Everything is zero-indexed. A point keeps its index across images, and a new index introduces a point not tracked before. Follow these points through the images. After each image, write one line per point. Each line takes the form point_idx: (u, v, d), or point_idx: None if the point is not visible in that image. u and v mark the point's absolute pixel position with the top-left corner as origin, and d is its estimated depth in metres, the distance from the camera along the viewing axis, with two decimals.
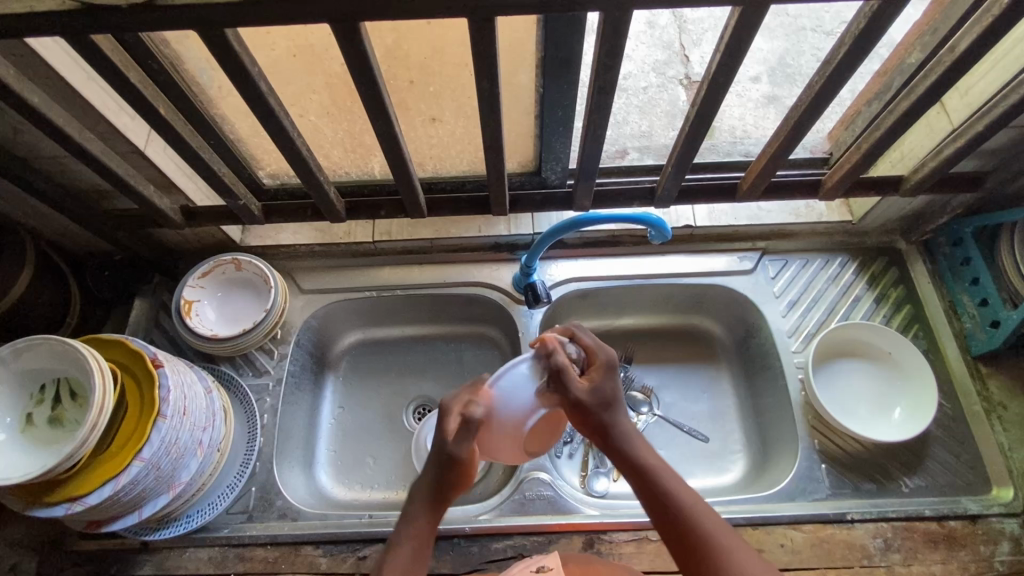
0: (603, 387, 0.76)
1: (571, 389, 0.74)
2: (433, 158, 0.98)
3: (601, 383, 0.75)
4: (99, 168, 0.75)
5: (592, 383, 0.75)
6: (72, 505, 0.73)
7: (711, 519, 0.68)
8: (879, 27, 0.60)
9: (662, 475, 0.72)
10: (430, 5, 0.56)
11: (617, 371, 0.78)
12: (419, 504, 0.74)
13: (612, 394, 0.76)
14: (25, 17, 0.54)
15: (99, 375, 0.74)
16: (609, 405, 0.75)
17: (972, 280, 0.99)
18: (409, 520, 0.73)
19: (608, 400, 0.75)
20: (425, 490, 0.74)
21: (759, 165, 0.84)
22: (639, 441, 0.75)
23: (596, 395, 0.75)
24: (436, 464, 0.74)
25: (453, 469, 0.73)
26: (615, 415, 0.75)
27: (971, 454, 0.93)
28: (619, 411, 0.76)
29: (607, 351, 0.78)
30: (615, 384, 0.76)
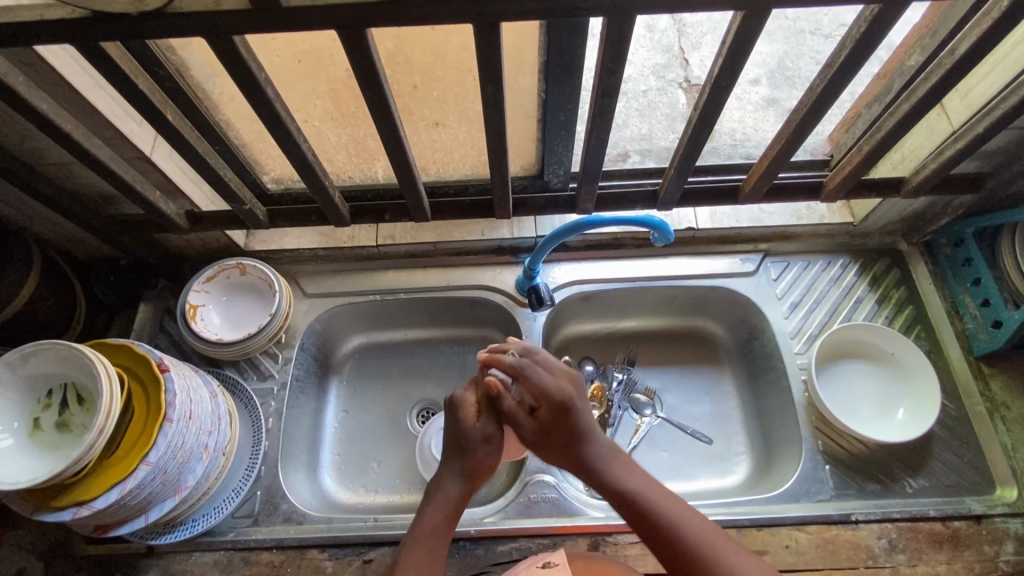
0: (557, 430, 0.75)
1: (522, 433, 0.77)
2: (436, 162, 0.99)
3: (550, 425, 0.75)
4: (106, 174, 0.75)
5: (543, 426, 0.76)
6: (78, 509, 0.73)
7: (703, 527, 0.70)
8: (880, 30, 0.60)
9: (646, 495, 0.72)
10: (436, 12, 0.56)
11: (574, 409, 0.75)
12: (438, 495, 0.75)
13: (568, 433, 0.75)
14: (35, 25, 0.55)
15: (106, 379, 0.74)
16: (573, 442, 0.75)
17: (974, 280, 0.99)
18: (429, 509, 0.74)
19: (567, 438, 0.75)
20: (446, 479, 0.76)
21: (761, 168, 0.85)
22: (614, 466, 0.75)
23: (550, 437, 0.76)
24: (457, 450, 0.77)
25: (474, 454, 0.76)
26: (583, 449, 0.75)
27: (975, 455, 0.93)
28: (588, 442, 0.75)
29: (557, 395, 0.75)
30: (569, 424, 0.75)
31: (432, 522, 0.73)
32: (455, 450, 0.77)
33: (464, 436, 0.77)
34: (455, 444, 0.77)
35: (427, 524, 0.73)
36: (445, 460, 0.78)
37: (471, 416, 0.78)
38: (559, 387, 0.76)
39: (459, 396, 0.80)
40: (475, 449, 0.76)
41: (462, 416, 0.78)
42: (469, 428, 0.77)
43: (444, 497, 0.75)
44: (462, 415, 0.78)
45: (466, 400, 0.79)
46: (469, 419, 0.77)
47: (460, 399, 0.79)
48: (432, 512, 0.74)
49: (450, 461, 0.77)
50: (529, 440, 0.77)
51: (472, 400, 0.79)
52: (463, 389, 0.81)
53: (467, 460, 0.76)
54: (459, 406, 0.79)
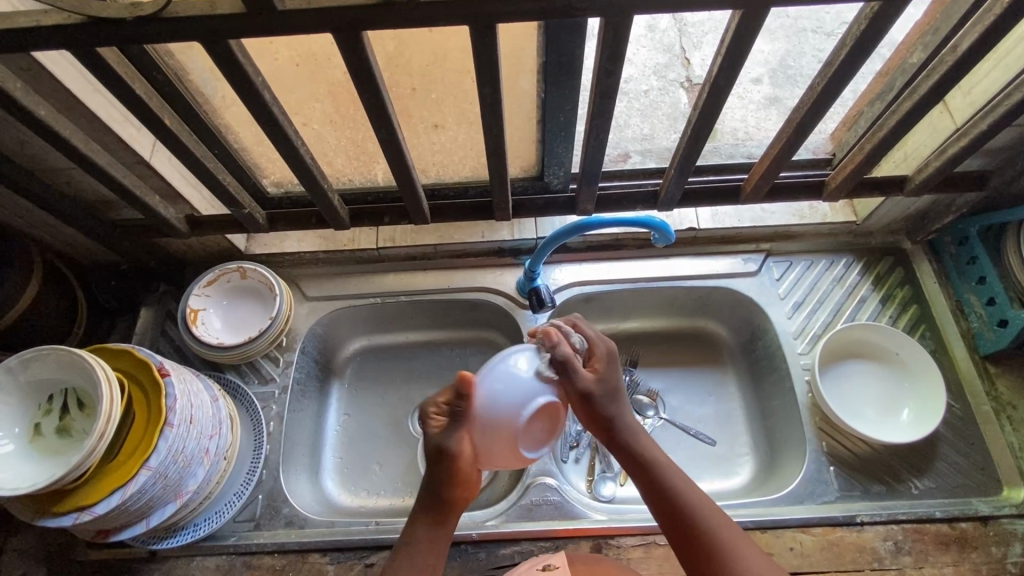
0: (607, 380, 0.76)
1: (579, 381, 0.74)
2: (436, 164, 0.98)
3: (608, 374, 0.76)
4: (106, 179, 0.75)
5: (598, 375, 0.76)
6: (80, 514, 0.73)
7: (717, 512, 0.70)
8: (881, 27, 0.59)
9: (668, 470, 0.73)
10: (431, 14, 0.55)
11: (618, 364, 0.78)
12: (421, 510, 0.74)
13: (615, 385, 0.77)
14: (29, 32, 0.54)
15: (106, 383, 0.74)
16: (614, 397, 0.76)
17: (979, 279, 0.98)
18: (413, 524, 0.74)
19: (615, 394, 0.76)
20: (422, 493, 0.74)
21: (762, 168, 0.84)
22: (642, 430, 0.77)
23: (603, 387, 0.75)
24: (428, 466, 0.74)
25: (443, 470, 0.73)
26: (620, 407, 0.76)
27: (982, 455, 0.92)
28: (624, 404, 0.77)
29: (607, 347, 0.78)
30: (616, 377, 0.77)
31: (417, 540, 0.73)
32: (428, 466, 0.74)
33: (431, 452, 0.73)
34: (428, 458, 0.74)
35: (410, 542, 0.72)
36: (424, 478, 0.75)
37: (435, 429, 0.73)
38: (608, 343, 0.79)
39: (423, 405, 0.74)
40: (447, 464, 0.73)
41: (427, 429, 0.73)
42: (433, 441, 0.73)
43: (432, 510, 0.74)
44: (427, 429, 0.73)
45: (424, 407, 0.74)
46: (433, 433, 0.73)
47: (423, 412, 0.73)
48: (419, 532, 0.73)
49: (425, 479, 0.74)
50: (590, 390, 0.74)
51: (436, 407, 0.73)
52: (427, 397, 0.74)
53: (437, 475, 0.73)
54: (423, 417, 0.74)
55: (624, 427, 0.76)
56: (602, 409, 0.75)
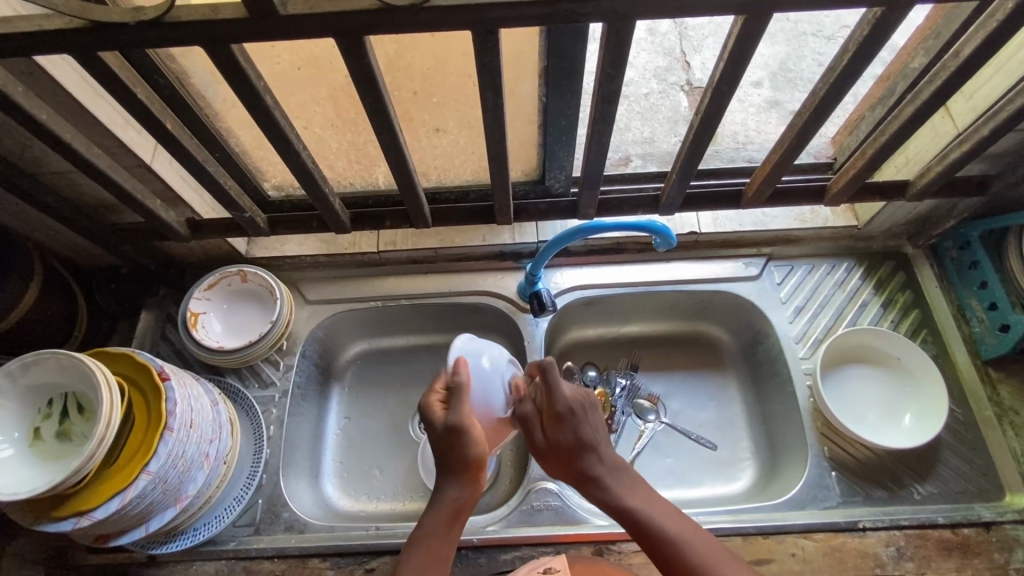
0: (560, 437, 0.72)
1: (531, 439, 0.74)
2: (437, 168, 0.99)
3: (557, 433, 0.72)
4: (106, 184, 0.75)
5: (548, 432, 0.73)
6: (79, 519, 0.73)
7: (710, 550, 0.67)
8: (884, 32, 0.59)
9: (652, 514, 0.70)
10: (432, 19, 0.54)
11: (575, 416, 0.73)
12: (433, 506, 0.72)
13: (574, 438, 0.72)
14: (30, 36, 0.54)
15: (106, 389, 0.74)
16: (571, 451, 0.72)
17: (980, 283, 0.98)
18: (429, 517, 0.71)
19: (580, 448, 0.72)
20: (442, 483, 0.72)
21: (764, 173, 0.84)
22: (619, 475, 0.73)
23: (553, 445, 0.73)
24: (436, 451, 0.72)
25: (452, 450, 0.70)
26: (583, 457, 0.72)
27: (983, 461, 0.92)
28: (591, 453, 0.73)
29: (561, 399, 0.73)
30: (570, 432, 0.72)
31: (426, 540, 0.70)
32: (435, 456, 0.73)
33: (436, 435, 0.71)
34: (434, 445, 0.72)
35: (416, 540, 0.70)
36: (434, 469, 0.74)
37: (438, 412, 0.71)
38: (564, 396, 0.73)
39: (423, 398, 0.72)
40: (451, 446, 0.70)
41: (430, 415, 0.71)
42: (439, 424, 0.70)
43: (446, 502, 0.71)
44: (427, 415, 0.71)
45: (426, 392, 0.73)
46: (436, 415, 0.71)
47: (424, 404, 0.71)
48: (427, 529, 0.70)
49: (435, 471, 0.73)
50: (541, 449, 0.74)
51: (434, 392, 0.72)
52: (427, 391, 0.73)
53: (449, 459, 0.71)
54: (424, 408, 0.72)
55: (598, 476, 0.73)
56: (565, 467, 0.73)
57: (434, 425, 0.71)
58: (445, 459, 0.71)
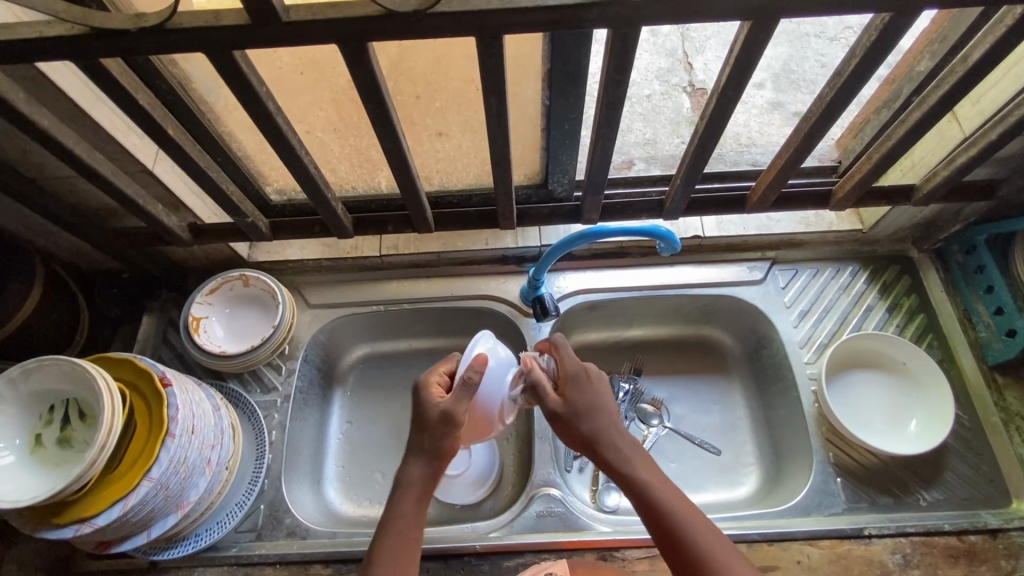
0: (576, 402, 0.74)
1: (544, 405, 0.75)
2: (440, 172, 0.98)
3: (574, 398, 0.75)
4: (108, 189, 0.75)
5: (564, 398, 0.75)
6: (80, 526, 0.72)
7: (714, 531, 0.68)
8: (892, 38, 0.58)
9: (659, 489, 0.70)
10: (436, 25, 0.54)
11: (589, 386, 0.76)
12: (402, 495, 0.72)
13: (588, 406, 0.75)
14: (32, 42, 0.53)
15: (108, 395, 0.74)
16: (585, 417, 0.74)
17: (987, 288, 0.97)
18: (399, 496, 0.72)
19: (591, 414, 0.74)
20: (414, 463, 0.73)
21: (769, 178, 0.83)
22: (630, 447, 0.74)
23: (569, 409, 0.74)
24: (415, 435, 0.74)
25: (435, 435, 0.72)
26: (596, 424, 0.74)
27: (990, 467, 0.92)
28: (603, 422, 0.75)
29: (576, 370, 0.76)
30: (585, 399, 0.75)
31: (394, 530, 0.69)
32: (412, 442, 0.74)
33: (427, 418, 0.72)
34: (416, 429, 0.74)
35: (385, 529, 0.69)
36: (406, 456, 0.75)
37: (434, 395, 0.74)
38: (579, 367, 0.77)
39: (424, 378, 0.75)
40: (435, 432, 0.72)
41: (428, 396, 0.73)
42: (431, 408, 0.72)
43: (414, 485, 0.72)
44: (422, 395, 0.74)
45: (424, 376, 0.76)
46: (434, 398, 0.73)
47: (424, 382, 0.75)
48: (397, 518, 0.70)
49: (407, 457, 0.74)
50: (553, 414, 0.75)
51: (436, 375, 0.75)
52: (429, 372, 0.76)
53: (428, 442, 0.73)
54: (424, 388, 0.74)
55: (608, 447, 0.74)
56: (574, 430, 0.74)
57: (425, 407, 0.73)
58: (422, 443, 0.73)
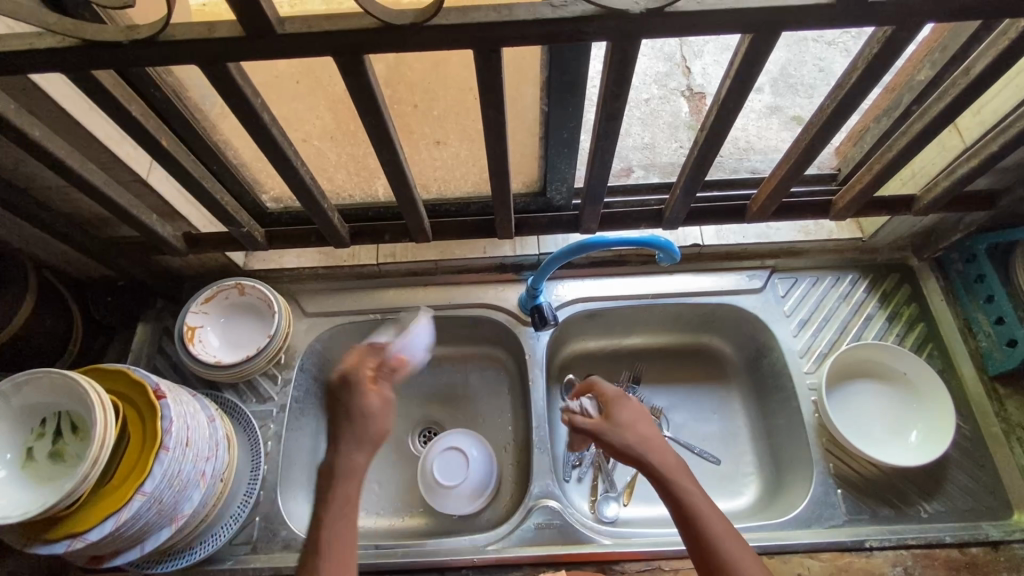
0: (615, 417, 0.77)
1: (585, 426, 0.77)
2: (438, 180, 0.97)
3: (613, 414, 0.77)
4: (102, 200, 0.74)
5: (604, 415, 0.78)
6: (72, 541, 0.71)
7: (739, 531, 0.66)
8: (895, 51, 0.58)
9: (692, 497, 0.68)
10: (434, 37, 0.53)
11: (626, 407, 0.78)
12: (337, 488, 0.67)
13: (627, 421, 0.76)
14: (22, 54, 0.52)
15: (100, 409, 0.73)
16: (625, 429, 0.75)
17: (987, 297, 0.97)
18: (337, 490, 0.67)
19: (625, 425, 0.76)
20: (352, 452, 0.68)
21: (770, 188, 0.83)
22: (670, 454, 0.73)
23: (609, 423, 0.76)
24: (347, 424, 0.69)
25: (374, 423, 0.70)
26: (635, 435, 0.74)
27: (991, 478, 0.91)
28: (642, 433, 0.75)
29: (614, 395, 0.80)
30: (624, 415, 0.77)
31: (333, 526, 0.65)
32: (341, 432, 0.69)
33: (363, 407, 0.70)
34: (352, 419, 0.69)
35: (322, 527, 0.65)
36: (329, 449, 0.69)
37: (367, 389, 0.72)
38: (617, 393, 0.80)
39: (349, 372, 0.73)
40: (377, 419, 0.70)
41: (360, 385, 0.72)
42: (368, 399, 0.71)
43: (348, 477, 0.67)
44: (357, 388, 0.71)
45: (348, 369, 0.73)
46: (369, 387, 0.72)
47: (353, 374, 0.72)
48: (333, 515, 0.65)
49: (334, 448, 0.69)
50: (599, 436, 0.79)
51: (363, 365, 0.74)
52: (349, 366, 0.74)
53: (365, 430, 0.69)
54: (353, 380, 0.72)
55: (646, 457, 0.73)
56: (611, 443, 0.75)
57: (365, 400, 0.70)
58: (358, 431, 0.69)
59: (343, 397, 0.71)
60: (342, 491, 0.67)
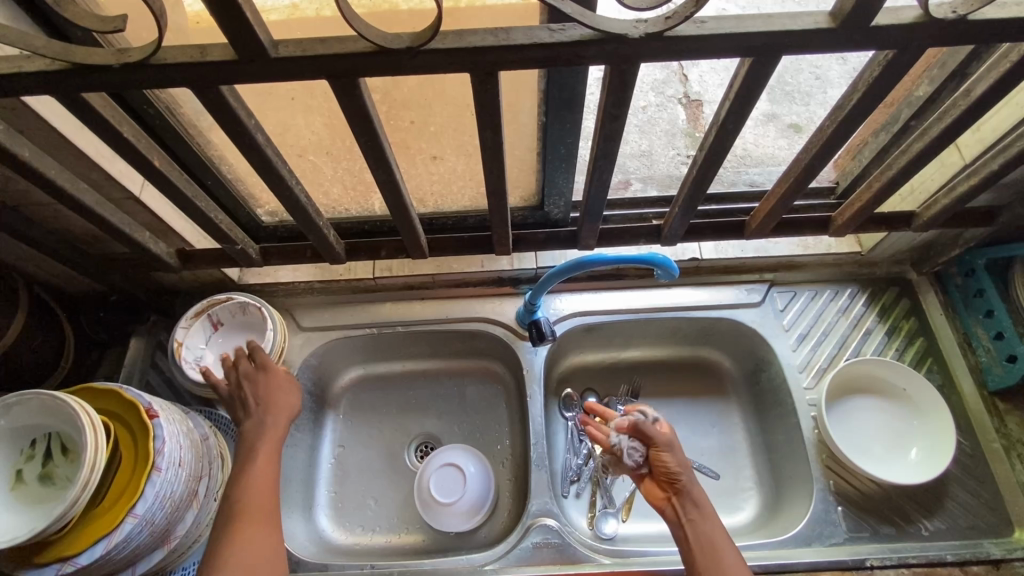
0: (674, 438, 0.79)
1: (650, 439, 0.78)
2: (435, 194, 0.97)
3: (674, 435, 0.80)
4: (93, 219, 0.73)
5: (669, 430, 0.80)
6: (62, 565, 0.70)
7: (732, 550, 0.72)
8: (895, 74, 0.57)
9: (708, 520, 0.74)
10: (430, 63, 0.53)
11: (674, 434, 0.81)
12: (262, 443, 0.79)
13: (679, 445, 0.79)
14: (10, 77, 0.51)
15: (90, 430, 0.71)
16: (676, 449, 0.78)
17: (986, 312, 0.97)
18: (261, 450, 0.79)
19: (679, 446, 0.79)
20: (271, 418, 0.82)
21: (769, 205, 0.82)
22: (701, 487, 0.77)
23: (669, 445, 0.78)
24: (263, 398, 0.83)
25: (285, 396, 0.85)
26: (685, 462, 0.78)
27: (992, 495, 0.90)
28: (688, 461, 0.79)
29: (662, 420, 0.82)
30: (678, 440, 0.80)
31: (255, 475, 0.76)
32: (259, 404, 0.83)
33: (274, 385, 0.85)
34: (271, 394, 0.84)
35: (247, 474, 0.75)
36: (249, 418, 0.82)
37: (277, 371, 0.87)
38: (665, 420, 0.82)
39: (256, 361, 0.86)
40: (286, 394, 0.86)
41: (267, 371, 0.86)
42: (274, 378, 0.86)
43: (270, 437, 0.81)
44: (271, 371, 0.86)
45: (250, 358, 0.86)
46: (275, 372, 0.86)
47: (262, 361, 0.86)
48: (257, 466, 0.77)
49: (258, 416, 0.82)
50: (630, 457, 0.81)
51: (259, 355, 0.87)
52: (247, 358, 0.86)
53: (280, 402, 0.84)
54: (259, 364, 0.86)
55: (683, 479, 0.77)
56: (669, 459, 0.77)
57: (280, 379, 0.86)
58: (274, 403, 0.84)
59: (253, 379, 0.85)
60: (264, 447, 0.79)
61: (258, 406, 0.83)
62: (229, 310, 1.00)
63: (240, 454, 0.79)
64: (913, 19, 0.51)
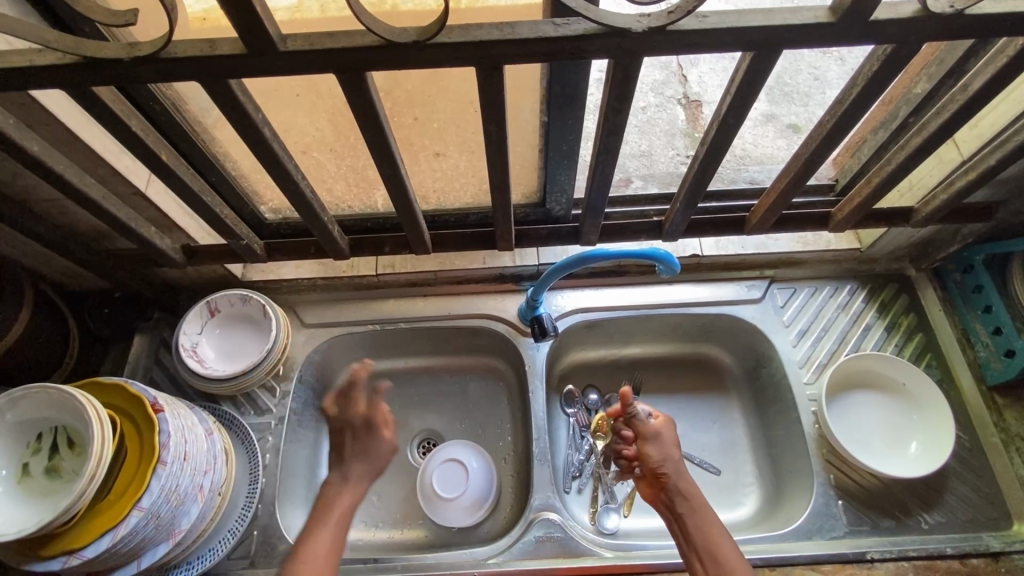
0: (662, 437, 0.84)
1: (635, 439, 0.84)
2: (438, 191, 0.97)
3: (663, 434, 0.84)
4: (100, 213, 0.74)
5: (657, 429, 0.85)
6: (68, 558, 0.71)
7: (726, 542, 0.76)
8: (895, 68, 0.58)
9: (697, 514, 0.78)
10: (436, 56, 0.53)
11: (666, 432, 0.85)
12: (343, 500, 0.84)
13: (668, 443, 0.84)
14: (22, 70, 0.52)
15: (97, 423, 0.72)
16: (661, 445, 0.83)
17: (985, 308, 0.98)
18: (343, 507, 0.83)
19: (666, 443, 0.83)
20: (362, 479, 0.86)
21: (770, 200, 0.83)
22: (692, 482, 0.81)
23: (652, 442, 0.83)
24: (366, 459, 0.88)
25: (381, 458, 0.89)
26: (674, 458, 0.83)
27: (991, 488, 0.91)
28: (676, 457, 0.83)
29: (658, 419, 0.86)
30: (668, 437, 0.84)
31: (327, 525, 0.81)
32: (360, 460, 0.88)
33: (376, 445, 0.89)
34: (365, 455, 0.88)
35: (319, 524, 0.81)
36: (340, 472, 0.87)
37: (383, 431, 0.90)
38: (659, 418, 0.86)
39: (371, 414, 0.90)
40: (380, 457, 0.89)
41: (379, 430, 0.90)
42: (381, 439, 0.89)
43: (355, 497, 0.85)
44: (376, 430, 0.90)
45: (364, 410, 0.91)
46: (384, 430, 0.90)
47: (378, 416, 0.91)
48: (331, 518, 0.82)
49: (348, 474, 0.87)
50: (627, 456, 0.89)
51: (376, 410, 0.91)
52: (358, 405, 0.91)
53: (375, 464, 0.88)
54: (374, 421, 0.90)
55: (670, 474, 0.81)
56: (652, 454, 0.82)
57: (385, 440, 0.89)
58: (373, 465, 0.88)
59: (363, 435, 0.89)
60: (344, 504, 0.84)
61: (359, 465, 0.87)
62: (231, 302, 1.00)
63: (323, 503, 0.84)
64: (911, 14, 0.52)
